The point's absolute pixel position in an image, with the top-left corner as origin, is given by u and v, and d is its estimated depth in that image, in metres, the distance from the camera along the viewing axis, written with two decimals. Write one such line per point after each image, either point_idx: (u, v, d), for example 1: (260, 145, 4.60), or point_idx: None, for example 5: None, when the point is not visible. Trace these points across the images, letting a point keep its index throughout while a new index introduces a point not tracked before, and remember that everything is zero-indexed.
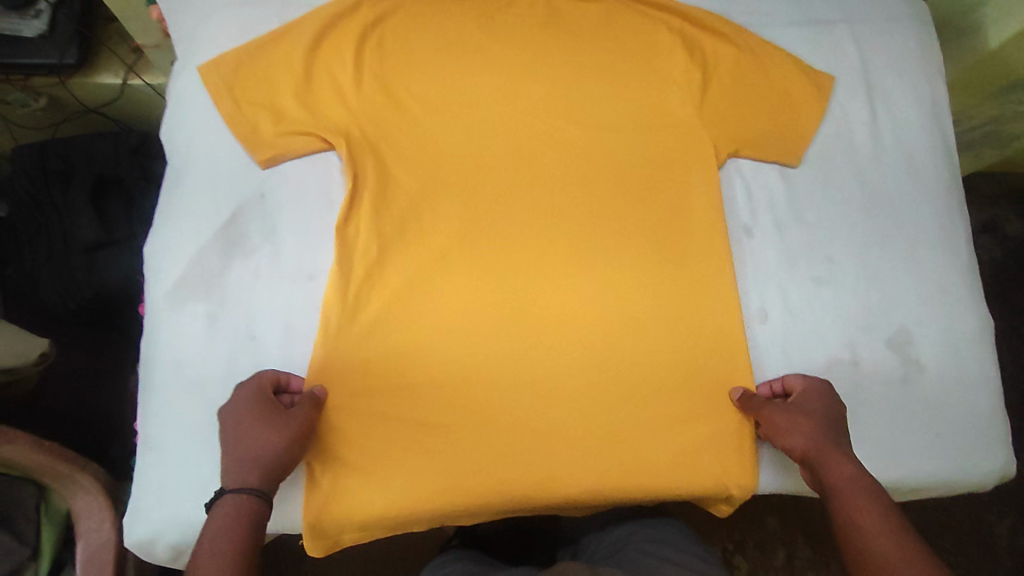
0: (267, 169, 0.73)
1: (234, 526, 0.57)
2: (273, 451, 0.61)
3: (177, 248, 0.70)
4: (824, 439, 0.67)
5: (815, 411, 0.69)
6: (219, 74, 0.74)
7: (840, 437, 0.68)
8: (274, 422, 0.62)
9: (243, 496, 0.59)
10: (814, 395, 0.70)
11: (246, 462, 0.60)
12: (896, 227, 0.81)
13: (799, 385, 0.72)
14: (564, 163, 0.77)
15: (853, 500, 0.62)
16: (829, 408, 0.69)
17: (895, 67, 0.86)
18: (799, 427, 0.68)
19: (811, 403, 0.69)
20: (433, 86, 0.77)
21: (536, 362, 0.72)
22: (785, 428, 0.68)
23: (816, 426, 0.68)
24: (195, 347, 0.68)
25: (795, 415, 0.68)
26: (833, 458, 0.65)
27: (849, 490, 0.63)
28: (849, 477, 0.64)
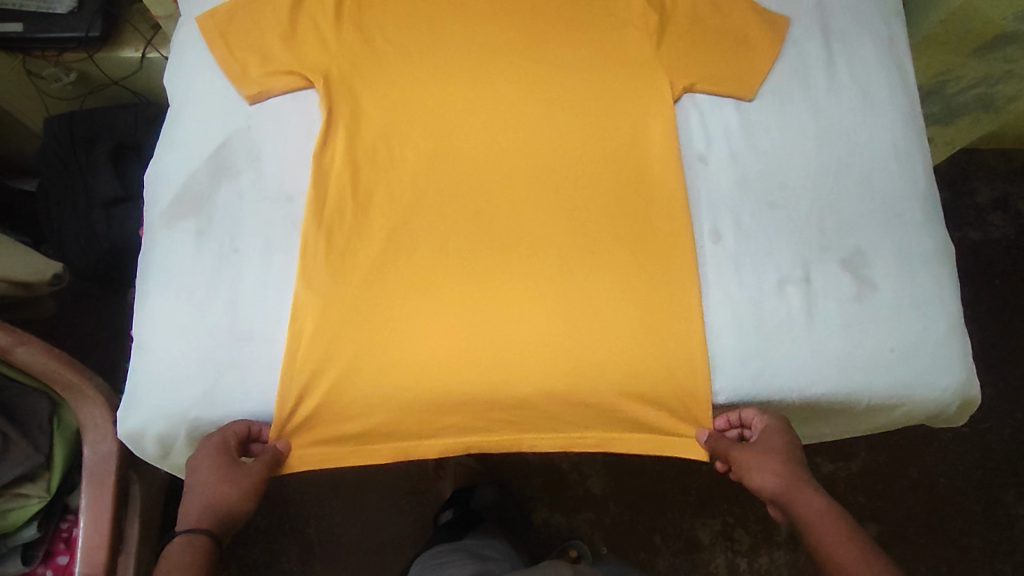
0: (254, 105, 0.80)
1: (184, 567, 0.64)
2: (229, 500, 0.68)
3: (172, 174, 0.78)
4: (793, 477, 0.71)
5: (778, 445, 0.73)
6: (213, 23, 0.83)
7: (802, 467, 0.72)
8: (242, 477, 0.68)
9: (195, 538, 0.66)
10: (777, 429, 0.73)
11: (205, 506, 0.67)
12: (851, 155, 0.83)
13: (757, 423, 0.75)
14: (527, 102, 0.83)
15: (824, 537, 0.67)
16: (792, 440, 0.73)
17: (849, 7, 0.90)
18: (765, 467, 0.72)
19: (771, 439, 0.73)
20: (409, 33, 0.84)
21: (500, 277, 0.76)
22: (755, 470, 0.72)
23: (780, 464, 0.72)
24: (184, 259, 0.74)
25: (761, 456, 0.72)
26: (801, 495, 0.70)
27: (821, 528, 0.68)
28: (820, 512, 0.68)
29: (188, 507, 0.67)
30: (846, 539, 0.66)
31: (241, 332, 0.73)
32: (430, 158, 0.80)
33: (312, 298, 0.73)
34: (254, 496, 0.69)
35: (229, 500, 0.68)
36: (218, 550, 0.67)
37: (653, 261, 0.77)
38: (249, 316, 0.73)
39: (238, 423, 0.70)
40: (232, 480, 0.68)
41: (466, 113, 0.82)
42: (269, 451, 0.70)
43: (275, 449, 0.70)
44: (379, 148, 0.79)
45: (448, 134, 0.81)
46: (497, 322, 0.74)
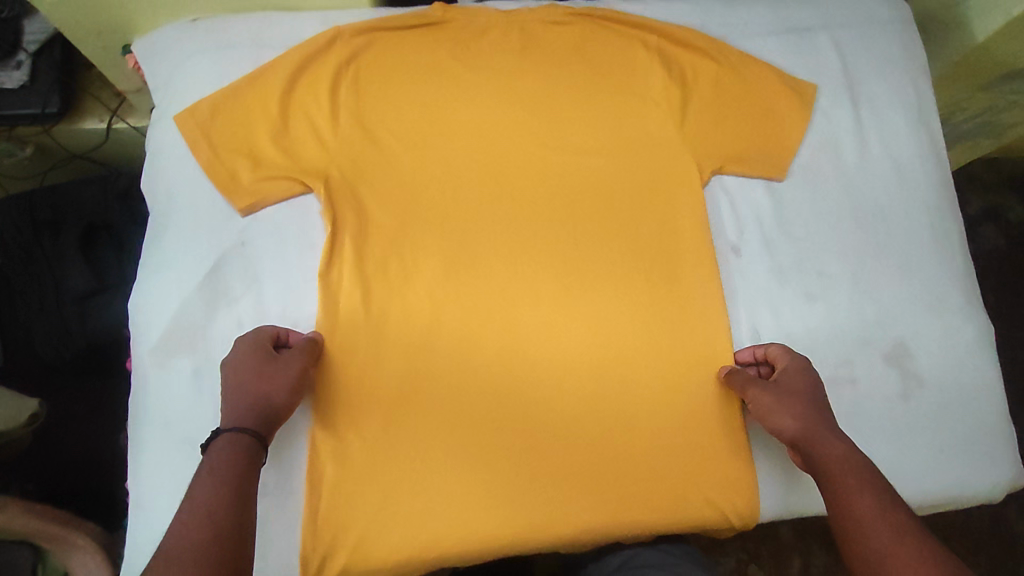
0: (246, 217, 0.73)
1: (227, 465, 0.56)
2: (271, 397, 0.63)
3: (161, 303, 0.70)
4: (816, 418, 0.65)
5: (802, 384, 0.68)
6: (193, 121, 0.74)
7: (827, 417, 0.66)
8: (278, 374, 0.64)
9: (241, 436, 0.59)
10: (801, 367, 0.70)
11: (245, 400, 0.62)
12: (886, 237, 0.79)
13: (779, 360, 0.71)
14: (545, 194, 0.77)
15: (844, 483, 0.59)
16: (816, 385, 0.68)
17: (877, 72, 0.85)
18: (786, 407, 0.66)
19: (793, 379, 0.68)
20: (413, 122, 0.77)
21: (529, 397, 0.71)
22: (774, 401, 0.66)
23: (803, 408, 0.66)
24: (182, 401, 0.67)
25: (782, 397, 0.67)
26: (824, 439, 0.63)
27: (843, 470, 0.60)
28: (842, 458, 0.61)
29: (230, 415, 0.61)
30: (869, 488, 0.58)
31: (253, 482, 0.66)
32: (445, 265, 0.73)
33: (331, 436, 0.67)
34: (295, 391, 0.64)
35: (268, 396, 0.63)
36: (263, 451, 0.60)
37: (691, 365, 0.73)
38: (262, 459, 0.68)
39: (267, 327, 0.67)
40: (266, 381, 0.63)
41: (481, 211, 0.76)
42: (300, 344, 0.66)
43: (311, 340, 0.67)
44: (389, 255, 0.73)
45: (462, 236, 0.75)
46: (530, 446, 0.70)
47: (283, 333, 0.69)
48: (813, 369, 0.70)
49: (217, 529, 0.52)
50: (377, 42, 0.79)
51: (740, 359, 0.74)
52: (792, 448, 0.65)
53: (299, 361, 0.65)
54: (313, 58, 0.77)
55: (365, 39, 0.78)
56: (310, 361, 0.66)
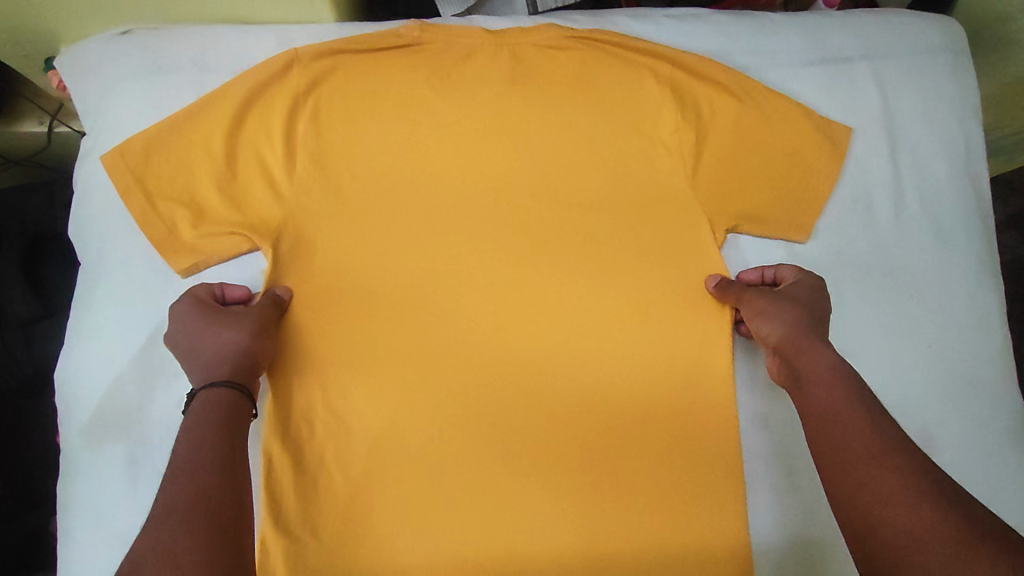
0: (189, 279, 0.64)
1: (214, 417, 0.51)
2: (242, 345, 0.56)
3: (91, 378, 0.61)
4: (812, 328, 0.59)
5: (810, 293, 0.63)
6: (124, 161, 0.63)
7: (823, 332, 0.60)
8: (242, 319, 0.58)
9: (222, 390, 0.53)
10: (809, 279, 0.64)
11: (218, 352, 0.56)
12: (920, 308, 0.70)
13: (790, 274, 0.65)
14: (532, 255, 0.67)
15: (829, 391, 0.53)
16: (823, 299, 0.63)
17: (923, 113, 0.74)
18: (779, 310, 0.60)
19: (800, 292, 0.63)
20: (381, 167, 0.67)
21: (507, 498, 0.61)
22: (769, 305, 0.61)
23: (797, 316, 0.60)
24: (113, 497, 0.59)
25: (778, 300, 0.61)
26: (813, 349, 0.57)
27: (824, 377, 0.54)
28: (831, 368, 0.55)
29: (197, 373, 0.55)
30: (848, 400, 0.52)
31: None
32: (414, 338, 0.64)
33: (278, 542, 0.58)
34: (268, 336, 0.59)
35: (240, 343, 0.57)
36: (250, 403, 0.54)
37: (698, 465, 0.62)
38: None
39: (200, 287, 0.61)
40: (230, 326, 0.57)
41: (456, 275, 0.66)
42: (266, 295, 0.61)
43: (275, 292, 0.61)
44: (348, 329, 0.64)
45: (433, 303, 0.65)
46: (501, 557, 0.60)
47: (219, 289, 0.62)
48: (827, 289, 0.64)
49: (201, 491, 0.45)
50: (342, 66, 0.67)
51: (745, 279, 0.67)
52: (776, 356, 0.60)
53: (261, 305, 0.59)
54: (266, 85, 0.66)
55: (328, 64, 0.67)
56: (273, 307, 0.60)
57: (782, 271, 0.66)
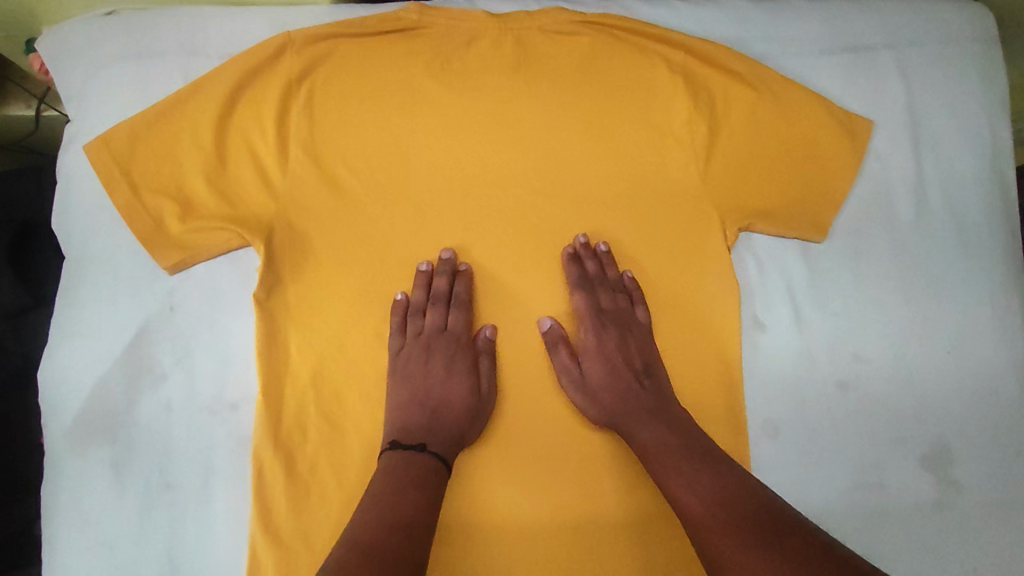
0: (176, 275, 0.61)
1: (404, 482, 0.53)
2: (467, 403, 0.59)
3: (75, 378, 0.59)
4: (614, 397, 0.59)
5: (609, 350, 0.61)
6: (107, 151, 0.60)
7: (629, 388, 0.59)
8: (475, 376, 0.60)
9: (409, 450, 0.55)
10: (605, 321, 0.62)
11: (463, 416, 0.59)
12: (938, 313, 0.67)
13: (598, 292, 0.63)
14: (534, 254, 0.64)
15: (665, 462, 0.54)
16: (645, 345, 0.62)
17: (948, 107, 0.70)
18: (593, 372, 0.60)
19: (599, 346, 0.61)
20: (379, 158, 0.63)
21: (507, 505, 0.59)
22: (586, 367, 0.61)
23: (604, 377, 0.60)
24: (102, 500, 0.58)
25: (594, 362, 0.61)
26: (635, 422, 0.58)
27: (659, 449, 0.55)
28: (656, 438, 0.56)
29: (406, 433, 0.57)
30: (691, 470, 0.53)
31: None
32: (411, 340, 0.61)
33: (271, 549, 0.56)
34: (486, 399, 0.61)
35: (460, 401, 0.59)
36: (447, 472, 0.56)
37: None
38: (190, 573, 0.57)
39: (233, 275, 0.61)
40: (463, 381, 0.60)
41: (454, 273, 0.63)
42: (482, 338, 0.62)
43: (456, 295, 0.62)
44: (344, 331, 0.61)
45: (432, 303, 0.62)
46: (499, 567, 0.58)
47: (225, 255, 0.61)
48: (638, 327, 0.63)
49: (404, 520, 0.49)
50: (336, 52, 0.64)
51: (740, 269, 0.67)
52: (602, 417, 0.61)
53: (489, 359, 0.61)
54: (257, 72, 0.62)
55: (322, 49, 0.63)
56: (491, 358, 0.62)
57: (584, 261, 0.63)
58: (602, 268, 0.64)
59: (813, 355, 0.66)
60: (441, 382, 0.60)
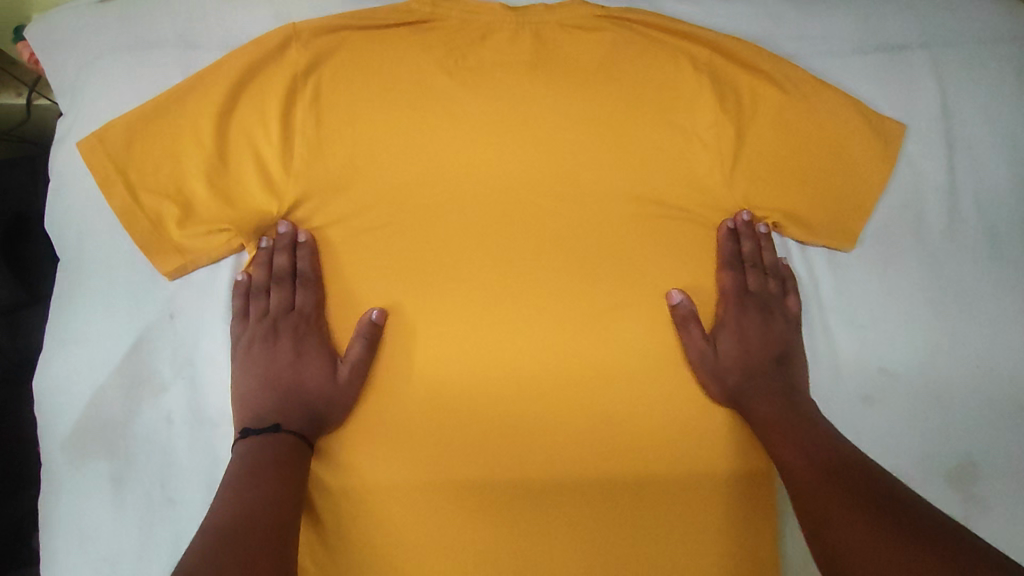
0: (176, 281, 0.58)
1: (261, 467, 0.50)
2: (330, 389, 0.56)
3: (72, 388, 0.56)
4: (744, 378, 0.59)
5: (749, 334, 0.61)
6: (103, 148, 0.57)
7: (773, 371, 0.60)
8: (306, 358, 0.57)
9: (262, 435, 0.53)
10: (749, 303, 0.62)
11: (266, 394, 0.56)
12: (970, 324, 0.64)
13: (748, 272, 0.63)
14: (549, 259, 0.60)
15: (779, 436, 0.55)
16: (785, 333, 0.62)
17: (983, 110, 0.67)
18: (732, 346, 0.61)
19: (749, 323, 0.62)
20: (390, 157, 0.60)
21: (525, 523, 0.56)
22: (721, 340, 0.60)
23: (744, 353, 0.61)
24: (100, 516, 0.55)
25: (734, 335, 0.61)
26: (760, 398, 0.58)
27: (778, 425, 0.56)
28: (776, 415, 0.56)
29: (258, 420, 0.55)
30: (810, 443, 0.53)
31: None
32: (422, 351, 0.58)
33: None
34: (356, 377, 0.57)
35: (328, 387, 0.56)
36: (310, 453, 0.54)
37: (727, 492, 0.58)
38: None
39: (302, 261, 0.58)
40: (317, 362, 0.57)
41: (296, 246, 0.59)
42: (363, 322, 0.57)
43: (300, 272, 0.58)
44: (327, 337, 0.58)
45: (445, 308, 0.58)
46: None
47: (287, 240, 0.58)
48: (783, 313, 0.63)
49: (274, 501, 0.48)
50: (345, 45, 0.61)
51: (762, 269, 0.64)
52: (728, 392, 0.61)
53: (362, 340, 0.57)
54: (261, 65, 0.59)
55: (329, 42, 0.60)
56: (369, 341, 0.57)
57: (742, 239, 0.62)
58: (758, 248, 0.63)
59: (840, 366, 0.64)
60: (292, 365, 0.57)
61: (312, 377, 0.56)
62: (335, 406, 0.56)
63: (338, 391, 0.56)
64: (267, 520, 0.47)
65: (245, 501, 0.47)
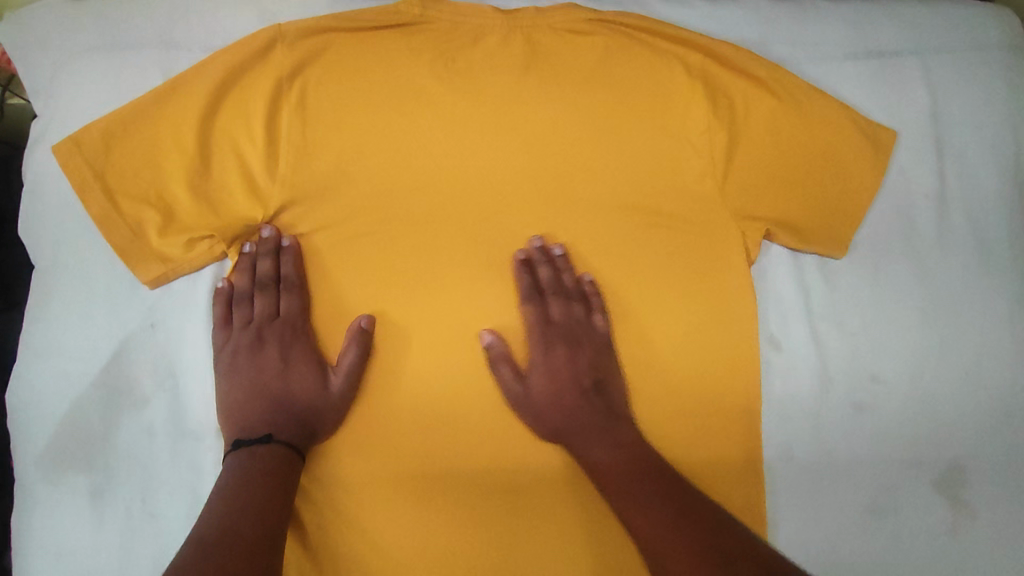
0: (157, 290, 0.56)
1: (249, 477, 0.49)
2: (323, 401, 0.54)
3: (48, 401, 0.54)
4: (552, 418, 0.56)
5: (554, 369, 0.58)
6: (80, 152, 0.55)
7: (580, 412, 0.56)
8: (302, 368, 0.55)
9: (251, 447, 0.51)
10: (553, 338, 0.58)
11: (257, 408, 0.54)
12: (957, 331, 0.65)
13: (550, 301, 0.59)
14: (563, 280, 0.60)
15: (624, 494, 0.51)
16: (592, 360, 0.58)
17: (973, 116, 0.67)
18: (535, 387, 0.57)
19: (552, 359, 0.58)
20: (378, 161, 0.59)
21: (515, 535, 0.55)
22: (513, 393, 0.56)
23: (547, 402, 0.56)
24: (79, 532, 0.53)
25: (544, 376, 0.57)
26: (587, 444, 0.55)
27: (619, 478, 0.52)
28: (610, 465, 0.53)
29: (248, 432, 0.53)
30: (646, 494, 0.50)
31: None
32: (413, 361, 0.57)
33: None
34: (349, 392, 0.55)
35: (319, 399, 0.54)
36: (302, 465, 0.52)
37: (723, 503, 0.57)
38: None
39: (268, 261, 0.56)
40: (307, 372, 0.55)
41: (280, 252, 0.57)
42: (354, 332, 0.56)
43: (285, 277, 0.56)
44: (314, 346, 0.57)
45: (436, 316, 0.58)
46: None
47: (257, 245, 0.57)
48: (548, 350, 0.58)
49: (259, 510, 0.47)
50: (332, 46, 0.59)
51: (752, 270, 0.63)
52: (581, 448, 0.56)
53: (353, 348, 0.55)
54: (245, 67, 0.58)
55: (317, 44, 0.59)
56: (359, 350, 0.55)
57: (536, 267, 0.59)
58: (557, 274, 0.60)
59: (832, 374, 0.64)
60: (280, 374, 0.55)
61: (302, 382, 0.55)
62: (327, 415, 0.54)
63: (329, 401, 0.54)
64: (250, 531, 0.45)
65: (229, 510, 0.46)
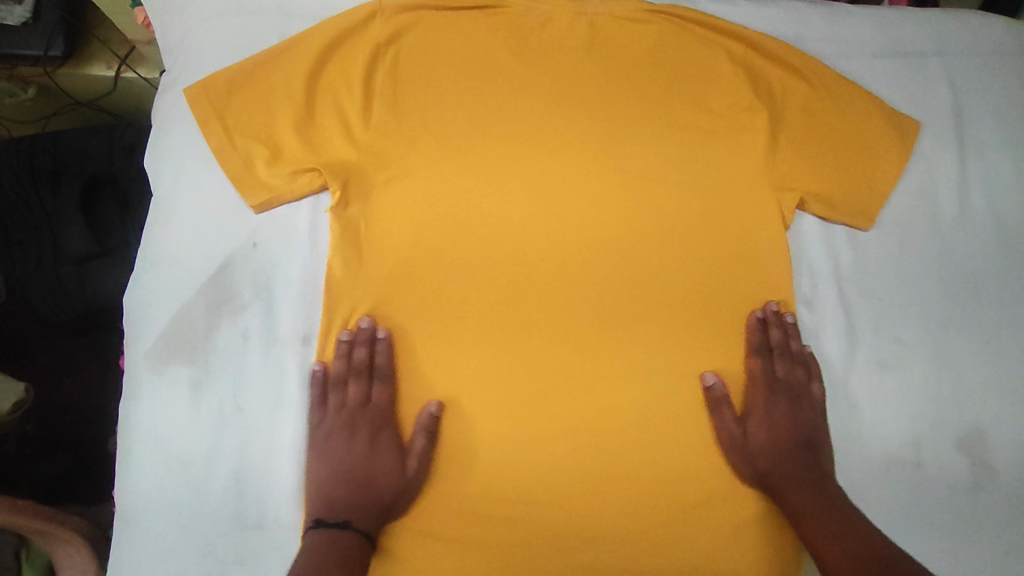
0: (261, 214, 0.65)
1: (333, 563, 0.52)
2: (401, 481, 0.58)
3: (156, 304, 0.62)
4: (775, 462, 0.61)
5: (778, 424, 0.63)
6: (206, 95, 0.65)
7: (809, 447, 0.62)
8: (384, 449, 0.59)
9: (329, 530, 0.54)
10: (779, 391, 0.64)
11: (342, 483, 0.58)
12: (977, 305, 0.70)
13: (777, 359, 0.64)
14: (793, 345, 0.65)
15: (804, 519, 0.58)
16: (812, 417, 0.64)
17: (991, 112, 0.74)
18: (769, 419, 0.63)
19: (783, 411, 0.63)
20: (456, 117, 0.67)
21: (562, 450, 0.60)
22: (756, 421, 0.62)
23: (786, 427, 0.63)
24: (177, 418, 0.60)
25: (780, 415, 0.63)
26: (785, 484, 0.60)
27: (817, 516, 0.58)
28: (807, 505, 0.58)
29: (331, 510, 0.56)
30: (841, 530, 0.56)
31: (248, 516, 0.59)
32: (479, 291, 0.64)
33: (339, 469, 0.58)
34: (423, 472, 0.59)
35: (389, 476, 0.58)
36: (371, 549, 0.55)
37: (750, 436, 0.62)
38: (256, 497, 0.59)
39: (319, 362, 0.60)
40: (387, 453, 0.59)
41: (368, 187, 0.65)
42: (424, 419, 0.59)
43: (378, 367, 0.61)
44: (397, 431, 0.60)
45: (504, 253, 0.65)
46: (554, 519, 0.59)
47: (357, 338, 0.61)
48: (808, 389, 0.65)
49: None
50: (423, 23, 0.69)
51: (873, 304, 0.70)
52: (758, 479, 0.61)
53: (422, 432, 0.59)
54: (347, 34, 0.67)
55: (410, 19, 0.69)
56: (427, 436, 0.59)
57: (771, 329, 0.65)
58: (786, 337, 0.65)
59: (859, 334, 0.69)
60: (366, 456, 0.59)
61: (330, 419, 0.60)
62: (400, 495, 0.58)
63: (405, 479, 0.58)
64: None
65: None
